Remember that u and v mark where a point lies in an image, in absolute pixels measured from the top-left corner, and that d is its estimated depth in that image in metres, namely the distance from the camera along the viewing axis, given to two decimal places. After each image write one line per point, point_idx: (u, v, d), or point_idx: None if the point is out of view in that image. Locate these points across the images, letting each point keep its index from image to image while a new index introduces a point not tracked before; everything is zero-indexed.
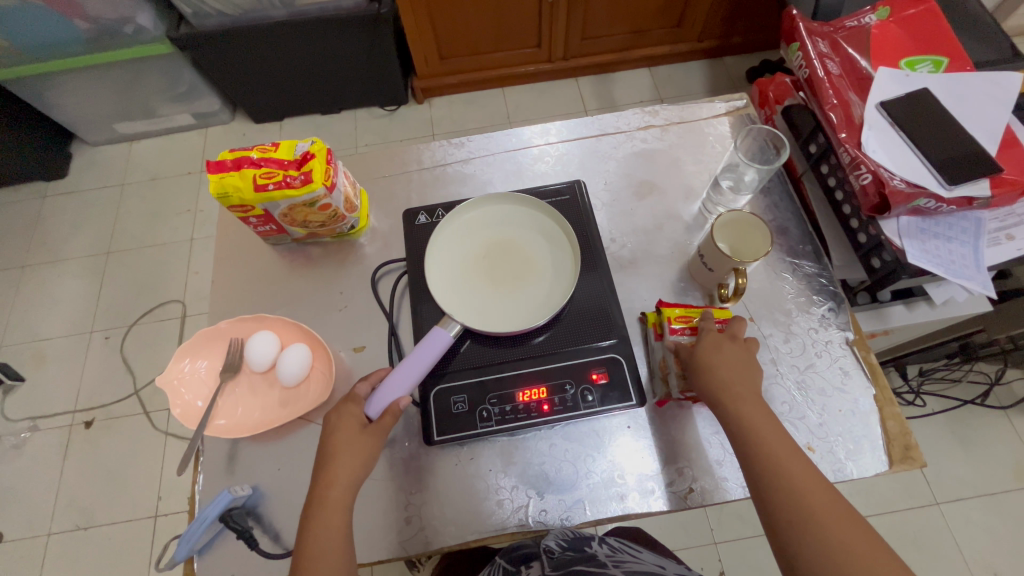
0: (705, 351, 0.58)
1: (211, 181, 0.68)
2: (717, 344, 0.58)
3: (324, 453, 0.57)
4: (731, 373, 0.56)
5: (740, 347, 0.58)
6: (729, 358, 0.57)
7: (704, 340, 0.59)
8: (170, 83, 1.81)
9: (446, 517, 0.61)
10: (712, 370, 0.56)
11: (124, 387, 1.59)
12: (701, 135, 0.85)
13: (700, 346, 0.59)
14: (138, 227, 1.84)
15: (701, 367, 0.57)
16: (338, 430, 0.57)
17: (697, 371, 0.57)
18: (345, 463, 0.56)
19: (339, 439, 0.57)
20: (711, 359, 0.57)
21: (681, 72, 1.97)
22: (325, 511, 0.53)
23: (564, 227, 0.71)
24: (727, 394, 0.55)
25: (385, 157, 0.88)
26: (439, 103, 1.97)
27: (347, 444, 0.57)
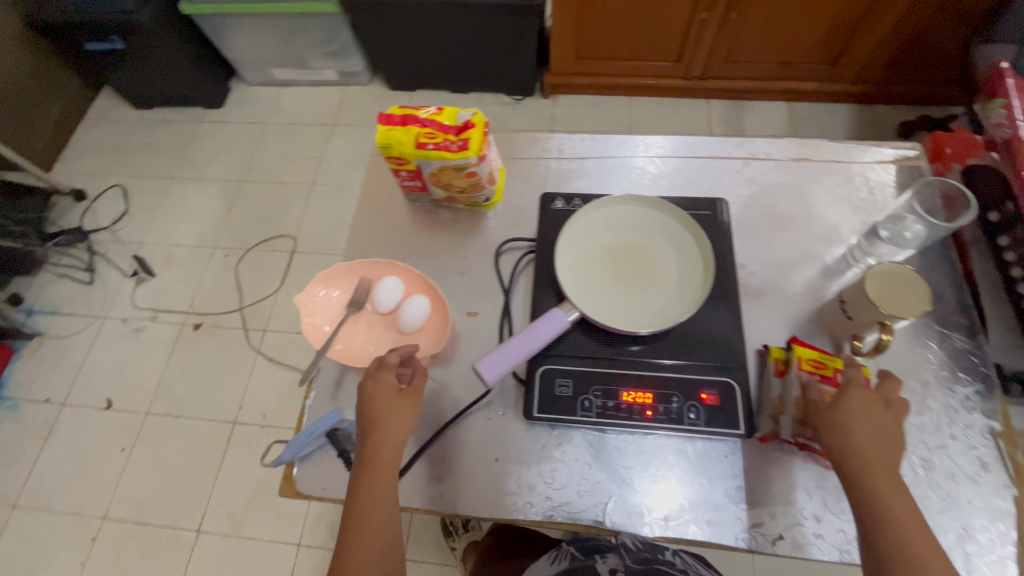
0: (851, 409, 0.54)
1: (379, 131, 0.74)
2: (862, 406, 0.54)
3: (371, 423, 0.60)
4: (871, 442, 0.52)
5: (887, 415, 0.54)
6: (875, 425, 0.53)
7: (848, 395, 0.55)
8: (326, 40, 1.97)
9: (488, 493, 0.63)
10: (852, 436, 0.53)
11: (231, 303, 1.76)
12: (860, 179, 0.80)
13: (847, 400, 0.54)
14: (271, 164, 2.02)
15: (841, 428, 0.53)
16: (380, 406, 0.60)
17: (833, 429, 0.54)
18: (386, 442, 0.59)
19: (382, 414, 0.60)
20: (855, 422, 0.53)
21: (823, 112, 1.86)
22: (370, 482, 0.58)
23: (700, 243, 0.69)
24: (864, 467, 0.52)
25: (527, 140, 0.91)
26: (563, 100, 1.99)
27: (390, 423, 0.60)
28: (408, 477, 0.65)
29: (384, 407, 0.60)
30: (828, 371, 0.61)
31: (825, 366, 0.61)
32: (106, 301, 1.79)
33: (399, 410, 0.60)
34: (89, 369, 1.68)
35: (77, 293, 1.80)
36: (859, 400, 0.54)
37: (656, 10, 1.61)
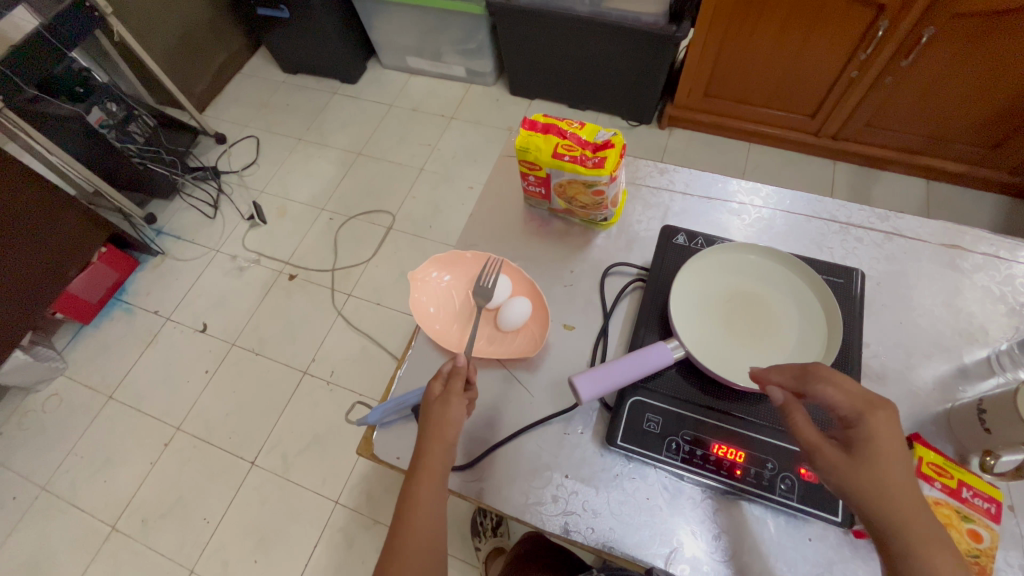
0: (868, 446, 0.48)
1: (520, 135, 0.77)
2: (880, 443, 0.48)
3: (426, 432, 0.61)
4: (898, 487, 0.46)
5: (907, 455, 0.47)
6: (897, 469, 0.47)
7: (855, 426, 0.49)
8: (464, 38, 2.07)
9: (539, 499, 0.64)
10: (882, 478, 0.46)
11: (325, 262, 1.88)
12: (1020, 281, 0.72)
13: (860, 435, 0.48)
14: (388, 143, 2.15)
15: (866, 467, 0.47)
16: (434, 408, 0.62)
17: (858, 470, 0.47)
18: (433, 449, 0.60)
19: (434, 423, 0.61)
20: (876, 464, 0.47)
21: (966, 199, 1.69)
22: (419, 490, 0.58)
23: (827, 310, 0.65)
24: (896, 514, 0.45)
25: (656, 170, 0.90)
26: (679, 134, 1.96)
27: (441, 430, 0.60)
28: (479, 470, 0.66)
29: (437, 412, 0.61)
30: (949, 482, 0.56)
31: (943, 475, 0.56)
32: (221, 237, 1.98)
33: (450, 423, 0.61)
34: (195, 293, 1.86)
35: (200, 224, 2.01)
36: (876, 434, 0.48)
37: (803, 61, 1.55)
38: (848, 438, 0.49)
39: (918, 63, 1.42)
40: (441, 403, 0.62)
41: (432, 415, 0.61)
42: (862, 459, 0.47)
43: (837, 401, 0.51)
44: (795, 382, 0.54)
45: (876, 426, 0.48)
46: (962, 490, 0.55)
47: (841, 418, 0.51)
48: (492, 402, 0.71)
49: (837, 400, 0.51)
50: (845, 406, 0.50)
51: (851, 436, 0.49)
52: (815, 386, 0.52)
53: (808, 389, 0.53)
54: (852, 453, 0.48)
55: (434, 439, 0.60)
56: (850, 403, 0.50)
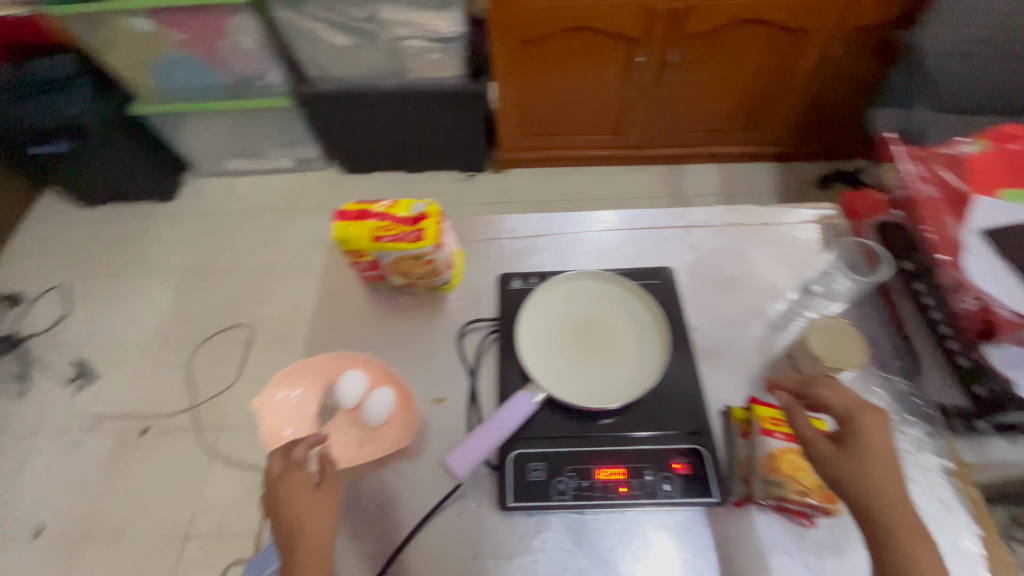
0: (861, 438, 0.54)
1: (336, 227, 0.76)
2: (869, 439, 0.53)
3: (293, 550, 0.56)
4: (885, 476, 0.52)
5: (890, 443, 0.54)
6: (884, 460, 0.52)
7: (848, 424, 0.55)
8: (282, 131, 2.02)
9: None
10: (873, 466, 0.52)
11: (183, 401, 1.65)
12: (790, 238, 0.87)
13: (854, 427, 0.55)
14: (227, 252, 1.98)
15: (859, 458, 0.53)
16: (302, 523, 0.57)
17: (845, 456, 0.53)
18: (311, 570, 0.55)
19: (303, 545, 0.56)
20: (866, 453, 0.53)
21: (751, 171, 2.03)
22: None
23: (652, 313, 0.73)
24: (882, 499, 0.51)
25: (483, 223, 0.94)
26: (514, 174, 2.09)
27: (314, 543, 0.57)
28: None
29: (302, 526, 0.57)
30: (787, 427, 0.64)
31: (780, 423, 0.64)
32: (41, 413, 1.64)
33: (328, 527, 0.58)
34: (17, 492, 1.51)
35: (8, 407, 1.65)
36: (866, 431, 0.54)
37: (592, 91, 1.77)
38: (839, 435, 0.55)
39: (676, 75, 1.70)
40: (309, 505, 0.58)
41: (300, 530, 0.57)
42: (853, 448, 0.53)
43: (834, 403, 0.56)
44: (799, 386, 0.60)
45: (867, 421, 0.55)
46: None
47: (836, 416, 0.56)
48: (381, 507, 0.66)
49: (833, 401, 0.57)
50: (839, 406, 0.56)
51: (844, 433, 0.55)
52: (817, 389, 0.58)
53: (810, 392, 0.58)
54: (844, 446, 0.54)
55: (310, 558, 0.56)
56: (844, 404, 0.56)
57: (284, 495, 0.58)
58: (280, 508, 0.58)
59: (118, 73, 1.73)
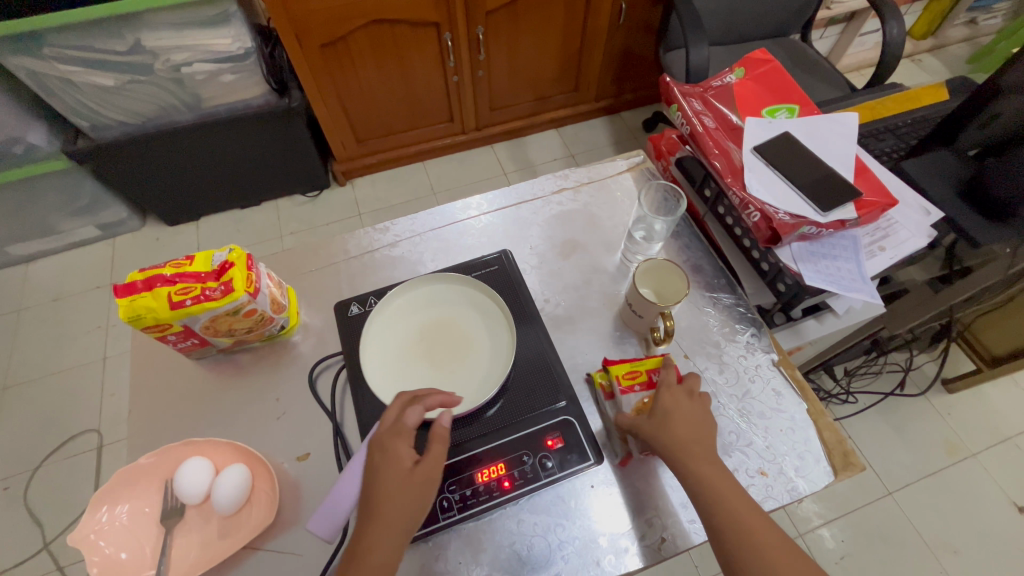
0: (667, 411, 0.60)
1: (120, 305, 0.64)
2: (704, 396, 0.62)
3: (365, 525, 0.52)
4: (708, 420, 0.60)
5: (695, 406, 0.61)
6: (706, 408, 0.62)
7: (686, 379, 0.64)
8: (69, 197, 1.71)
9: None
10: (687, 440, 0.58)
11: (31, 543, 1.35)
12: (610, 191, 0.92)
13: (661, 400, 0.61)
14: (40, 354, 1.65)
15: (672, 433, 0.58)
16: (384, 496, 0.53)
17: (660, 436, 0.58)
18: (385, 551, 0.51)
19: (382, 523, 0.52)
20: (678, 426, 0.59)
21: (586, 129, 2.14)
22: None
23: (494, 300, 0.73)
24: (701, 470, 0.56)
25: (311, 252, 0.87)
26: (362, 183, 1.99)
27: (390, 523, 0.52)
28: None
29: (385, 500, 0.53)
30: (642, 377, 0.66)
31: (637, 377, 0.66)
32: None
33: (417, 509, 0.53)
34: None
35: None
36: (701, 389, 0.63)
37: (413, 82, 1.72)
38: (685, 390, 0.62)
39: (489, 52, 1.71)
40: (402, 478, 0.54)
41: (383, 503, 0.53)
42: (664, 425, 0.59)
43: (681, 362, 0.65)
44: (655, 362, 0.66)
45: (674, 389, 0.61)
46: (651, 377, 0.67)
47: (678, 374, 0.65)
48: None
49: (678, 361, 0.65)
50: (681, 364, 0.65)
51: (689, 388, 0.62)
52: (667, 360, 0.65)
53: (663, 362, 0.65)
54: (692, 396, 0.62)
55: (384, 539, 0.51)
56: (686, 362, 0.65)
57: (382, 460, 0.55)
58: (372, 472, 0.55)
59: None
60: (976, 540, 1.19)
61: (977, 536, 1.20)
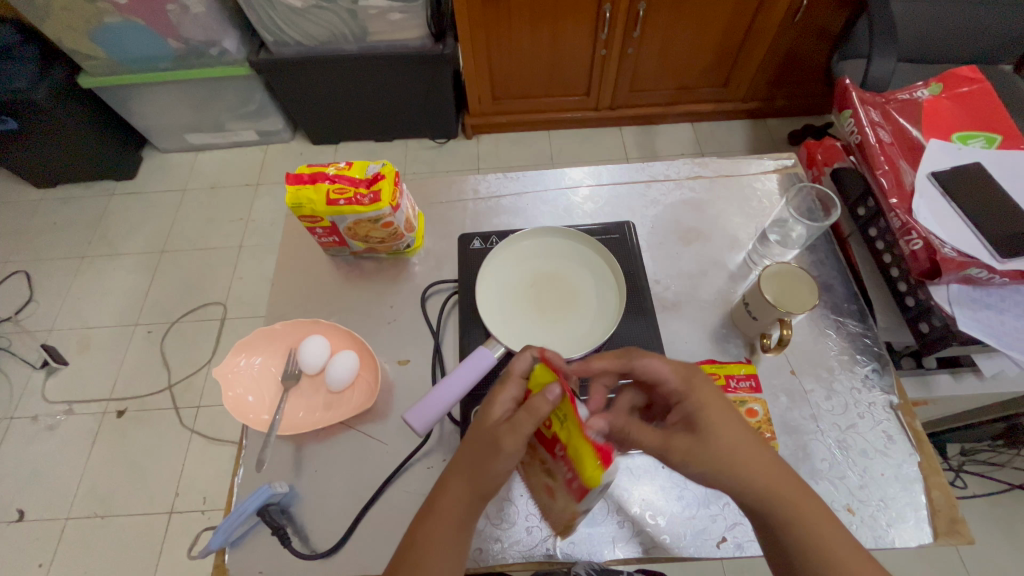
0: (711, 430, 0.51)
1: (288, 191, 0.73)
2: (709, 411, 0.52)
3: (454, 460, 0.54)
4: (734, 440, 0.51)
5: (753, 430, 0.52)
6: (724, 429, 0.51)
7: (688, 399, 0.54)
8: (242, 101, 1.94)
9: None
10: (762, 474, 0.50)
11: (159, 381, 1.61)
12: (749, 188, 0.88)
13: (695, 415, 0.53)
14: (194, 230, 1.92)
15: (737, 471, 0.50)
16: (474, 435, 0.54)
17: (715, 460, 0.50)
18: (455, 488, 0.51)
19: (460, 474, 0.52)
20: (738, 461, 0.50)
21: (723, 130, 2.02)
22: (426, 560, 0.49)
23: (610, 265, 0.74)
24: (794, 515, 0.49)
25: (444, 185, 0.93)
26: (487, 140, 2.06)
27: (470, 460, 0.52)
28: (350, 544, 0.62)
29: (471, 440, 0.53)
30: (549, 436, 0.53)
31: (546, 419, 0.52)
32: (11, 401, 1.59)
33: (495, 472, 0.51)
34: None
35: None
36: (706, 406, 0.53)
37: (560, 50, 1.73)
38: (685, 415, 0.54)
39: (644, 31, 1.66)
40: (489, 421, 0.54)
41: (471, 443, 0.53)
42: (714, 453, 0.50)
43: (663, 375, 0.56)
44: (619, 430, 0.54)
45: (704, 399, 0.53)
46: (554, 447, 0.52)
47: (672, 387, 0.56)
48: (347, 467, 0.67)
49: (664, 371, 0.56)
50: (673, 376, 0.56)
51: (687, 413, 0.54)
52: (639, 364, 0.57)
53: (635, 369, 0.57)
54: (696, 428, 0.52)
55: (463, 472, 0.52)
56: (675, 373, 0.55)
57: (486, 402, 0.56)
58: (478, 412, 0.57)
59: (61, 44, 1.63)
60: None
61: None
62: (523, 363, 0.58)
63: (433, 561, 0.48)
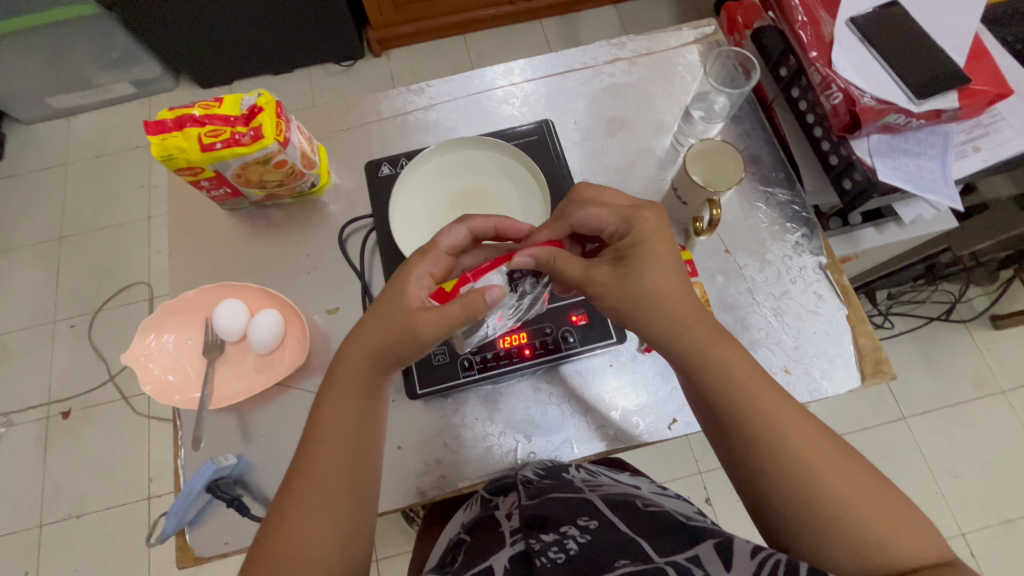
0: (638, 268, 0.50)
1: (152, 143, 0.63)
2: (645, 243, 0.51)
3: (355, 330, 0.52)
4: (663, 284, 0.49)
5: (687, 290, 0.50)
6: (653, 262, 0.50)
7: (625, 233, 0.53)
8: (101, 48, 1.65)
9: (387, 490, 0.62)
10: (681, 337, 0.49)
11: (98, 374, 1.51)
12: (671, 65, 0.82)
13: (625, 254, 0.51)
14: (90, 207, 1.71)
15: (657, 334, 0.50)
16: (375, 307, 0.51)
17: (633, 300, 0.50)
18: (355, 357, 0.51)
19: (355, 343, 0.51)
20: (649, 317, 0.49)
21: (648, 8, 1.89)
22: (329, 415, 0.50)
23: (531, 171, 0.69)
24: (736, 390, 0.47)
25: (342, 110, 0.83)
26: (398, 55, 1.86)
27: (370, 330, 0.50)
28: None
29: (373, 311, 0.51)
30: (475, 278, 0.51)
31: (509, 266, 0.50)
32: None
33: (402, 350, 0.49)
34: None
35: None
36: (645, 235, 0.51)
37: None
38: (618, 250, 0.52)
39: None
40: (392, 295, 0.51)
41: (372, 314, 0.51)
42: (635, 294, 0.49)
43: (603, 220, 0.54)
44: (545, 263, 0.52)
45: (645, 234, 0.51)
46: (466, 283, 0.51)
47: (611, 227, 0.54)
48: (294, 427, 0.65)
49: (603, 218, 0.54)
50: (611, 220, 0.54)
51: (622, 246, 0.52)
52: (579, 214, 0.54)
53: (576, 220, 0.55)
54: (623, 264, 0.51)
55: (365, 344, 0.50)
56: (614, 217, 0.53)
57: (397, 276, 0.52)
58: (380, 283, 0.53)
59: None
60: (981, 467, 1.20)
61: (983, 464, 1.20)
62: (451, 238, 0.54)
63: (333, 421, 0.49)
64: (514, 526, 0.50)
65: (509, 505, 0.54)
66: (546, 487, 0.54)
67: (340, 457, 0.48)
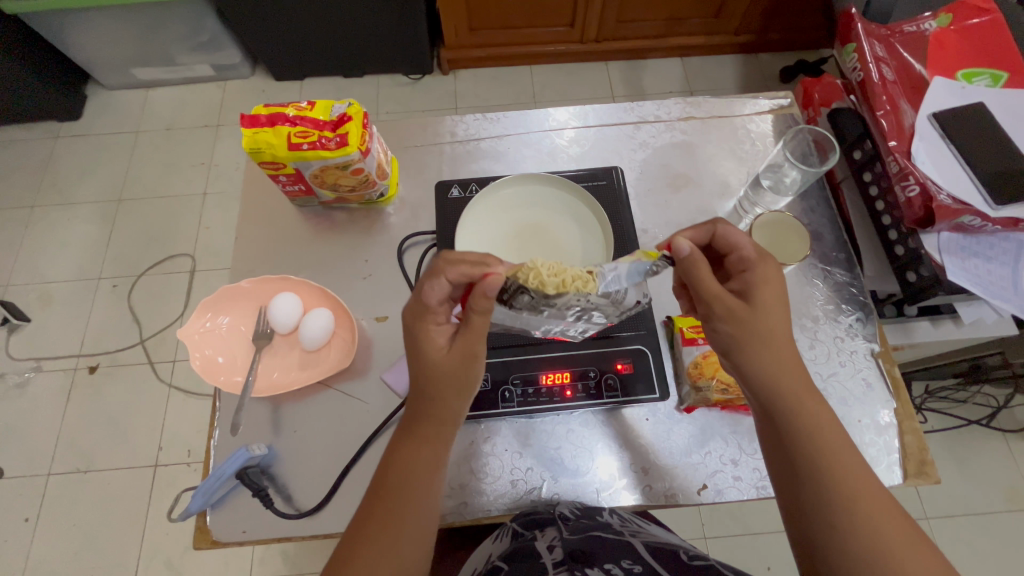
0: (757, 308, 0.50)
1: (244, 135, 0.65)
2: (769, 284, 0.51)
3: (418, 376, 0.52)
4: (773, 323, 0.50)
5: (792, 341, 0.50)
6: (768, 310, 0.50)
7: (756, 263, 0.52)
8: (191, 30, 1.75)
9: None
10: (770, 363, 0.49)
11: (130, 336, 1.56)
12: (743, 130, 0.83)
13: (753, 285, 0.51)
14: (152, 175, 1.79)
15: (758, 367, 0.49)
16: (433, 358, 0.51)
17: (749, 334, 0.49)
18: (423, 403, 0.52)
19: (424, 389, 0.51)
20: (755, 353, 0.49)
21: (712, 66, 1.92)
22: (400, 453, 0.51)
23: (596, 215, 0.70)
24: (815, 436, 0.47)
25: (418, 126, 0.86)
26: (464, 76, 1.92)
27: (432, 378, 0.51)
28: (334, 505, 0.62)
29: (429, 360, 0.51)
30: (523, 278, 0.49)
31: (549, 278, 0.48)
32: None
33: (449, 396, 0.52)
34: None
35: None
36: (768, 276, 0.51)
37: None
38: (744, 282, 0.51)
39: None
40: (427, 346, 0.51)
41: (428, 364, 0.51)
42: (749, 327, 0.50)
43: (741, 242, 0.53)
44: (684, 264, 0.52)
45: (768, 274, 0.51)
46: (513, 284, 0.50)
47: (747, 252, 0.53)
48: (327, 428, 0.66)
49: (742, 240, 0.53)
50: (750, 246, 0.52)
51: (748, 278, 0.51)
52: (723, 228, 0.54)
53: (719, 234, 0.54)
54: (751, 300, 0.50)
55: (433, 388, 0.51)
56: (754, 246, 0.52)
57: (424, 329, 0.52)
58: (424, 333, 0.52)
59: None
60: None
61: None
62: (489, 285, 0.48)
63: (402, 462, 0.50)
64: (556, 559, 0.48)
65: (548, 538, 0.53)
66: (587, 525, 0.55)
67: (420, 500, 0.49)
